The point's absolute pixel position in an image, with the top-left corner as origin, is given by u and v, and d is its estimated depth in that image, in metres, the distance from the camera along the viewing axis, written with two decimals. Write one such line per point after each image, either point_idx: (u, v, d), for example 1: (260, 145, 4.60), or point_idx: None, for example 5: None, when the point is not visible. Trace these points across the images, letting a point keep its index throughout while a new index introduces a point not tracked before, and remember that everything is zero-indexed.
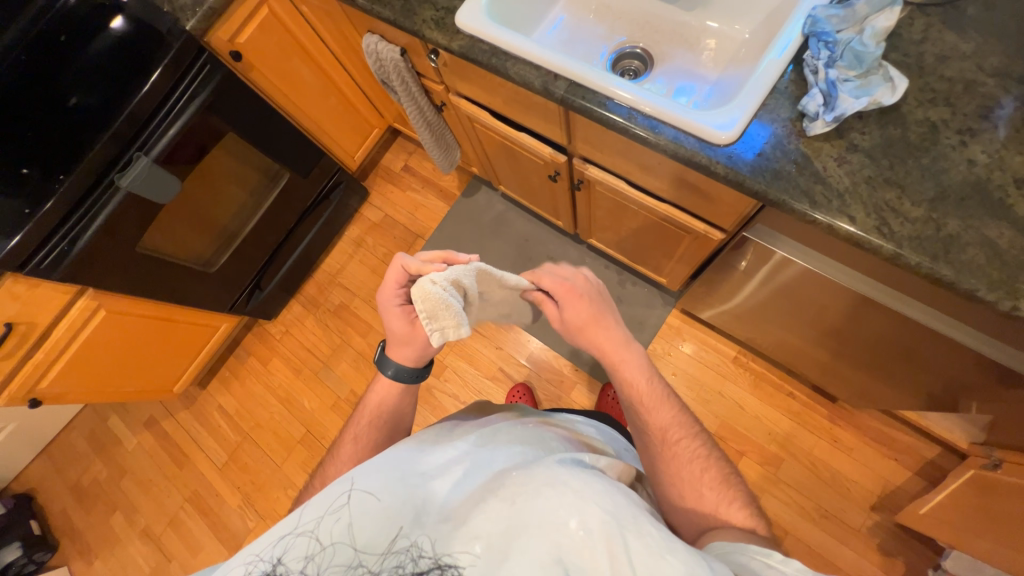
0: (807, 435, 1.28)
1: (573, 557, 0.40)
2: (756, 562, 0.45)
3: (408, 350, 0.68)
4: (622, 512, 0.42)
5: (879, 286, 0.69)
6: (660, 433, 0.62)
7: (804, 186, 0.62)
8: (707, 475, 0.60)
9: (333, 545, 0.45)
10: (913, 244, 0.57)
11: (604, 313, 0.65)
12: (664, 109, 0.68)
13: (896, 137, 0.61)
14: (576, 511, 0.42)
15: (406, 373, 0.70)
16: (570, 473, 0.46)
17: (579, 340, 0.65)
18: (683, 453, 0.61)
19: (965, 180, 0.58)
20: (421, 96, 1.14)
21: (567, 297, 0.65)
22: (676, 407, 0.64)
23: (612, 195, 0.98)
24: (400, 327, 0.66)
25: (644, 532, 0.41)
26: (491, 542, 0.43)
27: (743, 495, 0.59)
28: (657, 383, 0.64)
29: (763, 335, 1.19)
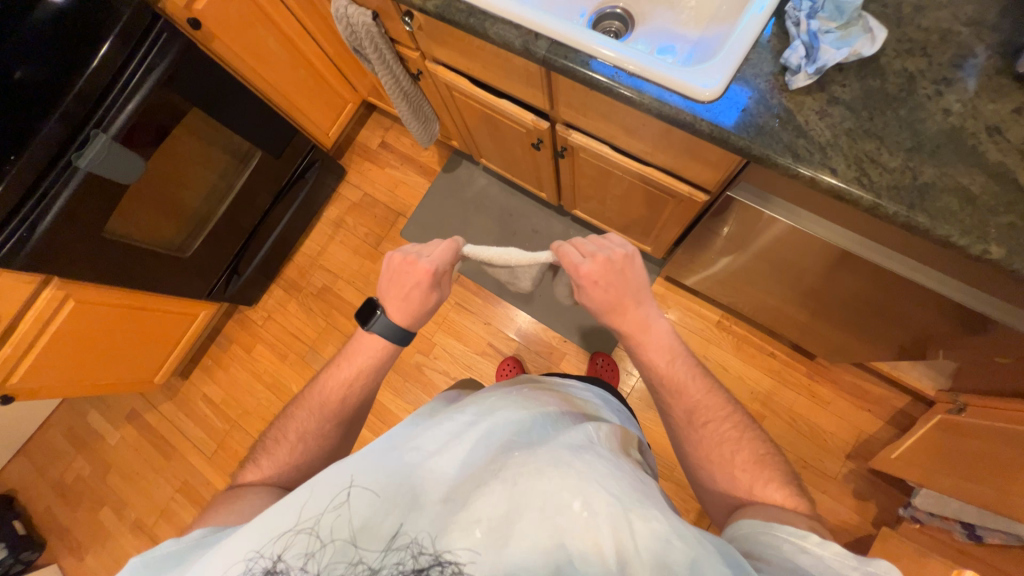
0: (787, 392, 1.33)
1: (577, 539, 0.41)
2: (790, 546, 0.47)
3: (410, 317, 0.67)
4: (626, 497, 0.44)
5: (860, 242, 0.71)
6: (687, 415, 0.64)
7: (787, 141, 0.62)
8: (740, 456, 0.60)
9: (334, 541, 0.43)
10: (892, 194, 0.58)
11: (631, 288, 0.65)
12: (648, 69, 0.67)
13: (875, 88, 0.62)
14: (579, 495, 0.43)
15: (394, 338, 0.66)
16: (574, 455, 0.48)
17: (605, 318, 0.66)
18: (711, 436, 0.62)
19: (941, 130, 0.59)
20: (396, 64, 1.09)
21: (585, 280, 0.64)
22: (704, 387, 0.65)
23: (597, 161, 0.98)
24: (417, 295, 0.66)
25: (649, 516, 0.43)
26: (491, 526, 0.42)
27: (780, 475, 0.58)
28: (681, 364, 0.65)
29: (745, 298, 1.23)
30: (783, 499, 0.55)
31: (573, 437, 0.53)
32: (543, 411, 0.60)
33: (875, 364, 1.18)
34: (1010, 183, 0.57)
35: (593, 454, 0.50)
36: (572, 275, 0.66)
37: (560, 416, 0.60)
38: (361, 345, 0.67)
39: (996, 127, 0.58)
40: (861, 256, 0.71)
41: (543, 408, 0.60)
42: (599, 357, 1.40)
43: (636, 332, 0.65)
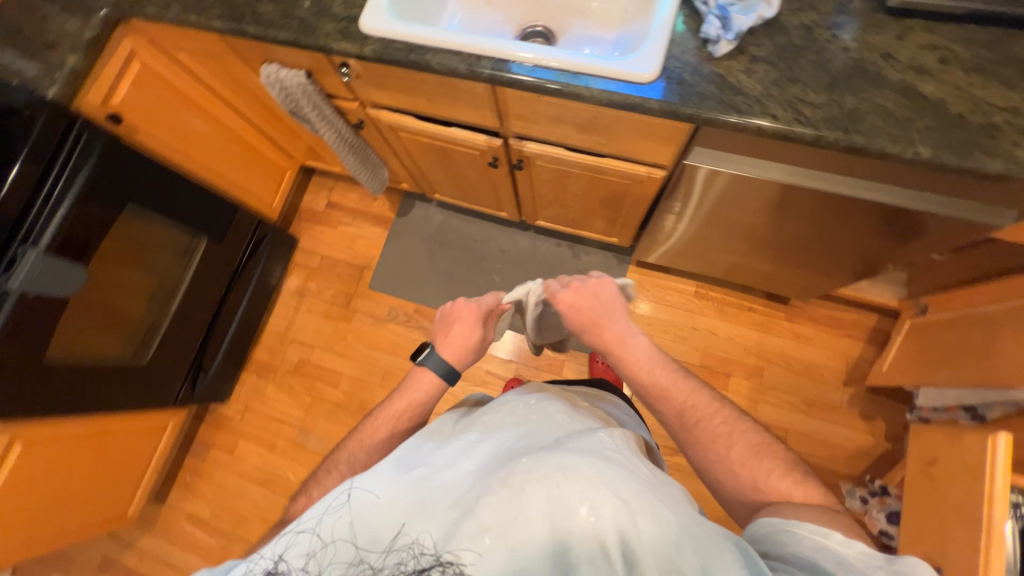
0: (775, 339, 1.41)
1: (581, 538, 0.46)
2: (811, 545, 0.49)
3: (457, 352, 0.71)
4: (632, 500, 0.48)
5: (812, 175, 0.77)
6: (679, 418, 0.65)
7: (727, 100, 0.69)
8: (735, 450, 0.61)
9: (334, 542, 0.49)
10: (827, 124, 0.66)
11: (606, 305, 0.71)
12: (587, 66, 0.73)
13: (783, 43, 0.71)
14: (585, 499, 0.47)
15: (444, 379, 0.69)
16: (582, 460, 0.51)
17: (590, 337, 0.71)
18: (704, 434, 0.62)
19: (846, 64, 0.69)
20: (336, 118, 1.10)
21: (561, 304, 0.72)
22: (686, 388, 0.66)
23: (554, 165, 1.02)
24: (465, 332, 0.72)
25: (658, 517, 0.47)
26: (497, 533, 0.46)
27: (783, 464, 0.59)
28: (664, 370, 0.67)
29: (714, 263, 1.30)
30: (792, 490, 0.56)
31: (580, 439, 0.56)
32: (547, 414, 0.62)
33: (841, 291, 1.28)
34: (915, 96, 0.66)
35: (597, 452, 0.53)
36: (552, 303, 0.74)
37: (567, 413, 0.62)
38: (413, 388, 0.69)
39: (889, 54, 0.68)
40: (819, 188, 0.77)
41: (556, 411, 0.64)
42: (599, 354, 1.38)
43: (611, 347, 0.70)
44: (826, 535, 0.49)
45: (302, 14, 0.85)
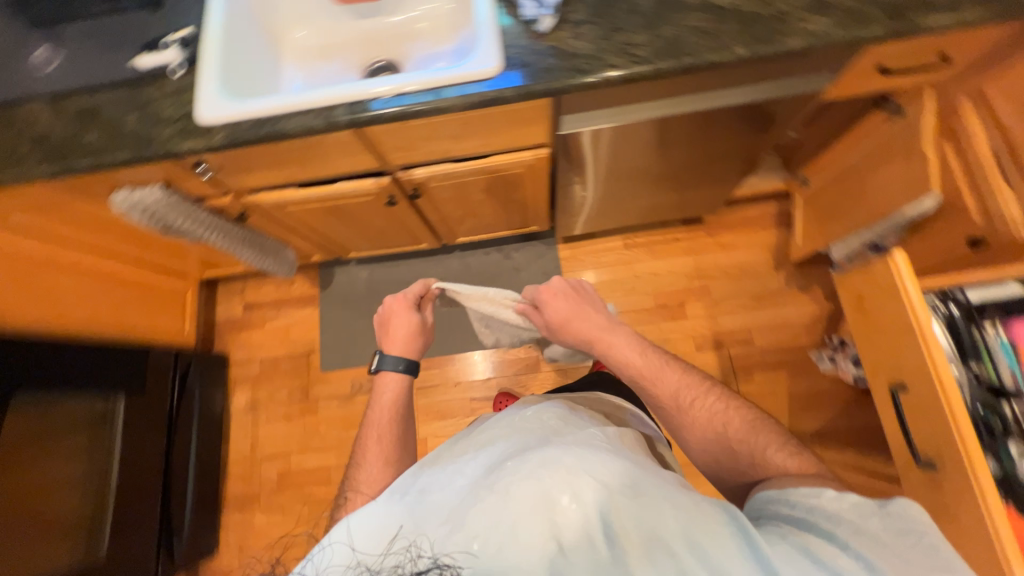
0: (706, 256, 1.52)
1: (569, 527, 0.48)
2: (802, 504, 0.52)
3: (404, 342, 0.83)
4: (613, 484, 0.51)
5: (669, 103, 0.85)
6: (674, 400, 0.72)
7: (570, 65, 0.74)
8: (731, 427, 0.68)
9: (333, 545, 0.51)
10: (659, 56, 0.73)
11: (585, 301, 0.84)
12: (436, 80, 0.75)
13: (595, 2, 0.78)
14: (567, 490, 0.50)
15: (398, 369, 0.81)
16: (565, 454, 0.54)
17: (569, 334, 0.83)
18: (699, 413, 0.70)
19: (651, 3, 0.76)
20: (216, 217, 1.05)
21: (546, 302, 0.85)
22: (678, 371, 0.75)
23: (448, 181, 1.04)
24: (403, 322, 0.84)
25: (643, 494, 0.50)
26: (488, 534, 0.48)
27: (779, 440, 0.66)
28: (652, 358, 0.76)
29: (628, 212, 1.38)
30: (789, 461, 0.62)
31: (560, 436, 0.60)
32: (533, 420, 0.64)
33: (739, 193, 1.41)
34: (715, 9, 0.75)
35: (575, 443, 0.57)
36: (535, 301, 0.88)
37: (544, 413, 0.66)
38: (382, 385, 0.81)
39: None
40: (679, 111, 0.85)
41: (543, 416, 0.65)
42: None
43: (600, 337, 0.80)
44: (817, 493, 0.52)
45: (132, 129, 0.80)
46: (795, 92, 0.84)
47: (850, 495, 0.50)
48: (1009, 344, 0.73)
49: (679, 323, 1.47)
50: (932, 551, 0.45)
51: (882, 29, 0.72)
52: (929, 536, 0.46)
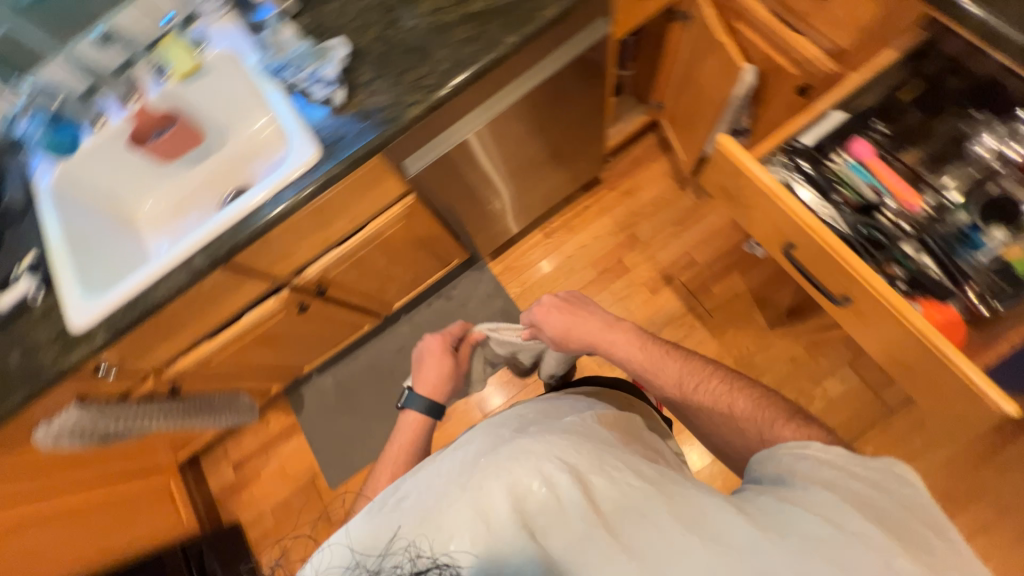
0: (619, 208, 1.57)
1: (543, 508, 0.53)
2: (788, 456, 0.59)
3: (433, 381, 1.04)
4: (578, 464, 0.56)
5: (486, 104, 0.91)
6: (678, 384, 0.79)
7: (377, 121, 0.78)
8: (736, 404, 0.73)
9: (340, 552, 0.56)
10: (449, 78, 0.78)
11: (584, 312, 0.95)
12: (274, 190, 0.78)
13: (375, 56, 0.82)
14: (540, 476, 0.55)
15: (422, 410, 0.98)
16: (536, 443, 0.59)
17: (572, 341, 0.94)
18: (705, 395, 0.76)
19: (423, 36, 0.82)
20: (152, 403, 1.05)
21: (543, 315, 0.96)
22: (680, 361, 0.82)
23: (344, 264, 1.06)
24: (435, 363, 1.06)
25: (606, 471, 0.56)
26: (473, 523, 0.52)
27: (783, 414, 0.69)
28: (655, 349, 0.85)
29: (528, 207, 1.43)
30: (795, 433, 0.65)
31: (533, 429, 0.64)
32: (506, 420, 0.70)
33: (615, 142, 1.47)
34: (477, 16, 0.81)
35: (546, 434, 0.62)
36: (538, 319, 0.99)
37: (519, 416, 0.71)
38: (407, 419, 0.98)
39: (438, 7, 0.83)
40: (499, 105, 0.91)
41: (516, 416, 0.72)
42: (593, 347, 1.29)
43: (604, 338, 0.90)
44: (806, 445, 0.59)
45: (14, 368, 0.80)
46: (586, 44, 0.90)
47: (836, 448, 0.58)
48: (858, 164, 0.73)
49: (625, 278, 1.51)
50: (910, 499, 0.52)
51: None
52: (909, 484, 0.53)
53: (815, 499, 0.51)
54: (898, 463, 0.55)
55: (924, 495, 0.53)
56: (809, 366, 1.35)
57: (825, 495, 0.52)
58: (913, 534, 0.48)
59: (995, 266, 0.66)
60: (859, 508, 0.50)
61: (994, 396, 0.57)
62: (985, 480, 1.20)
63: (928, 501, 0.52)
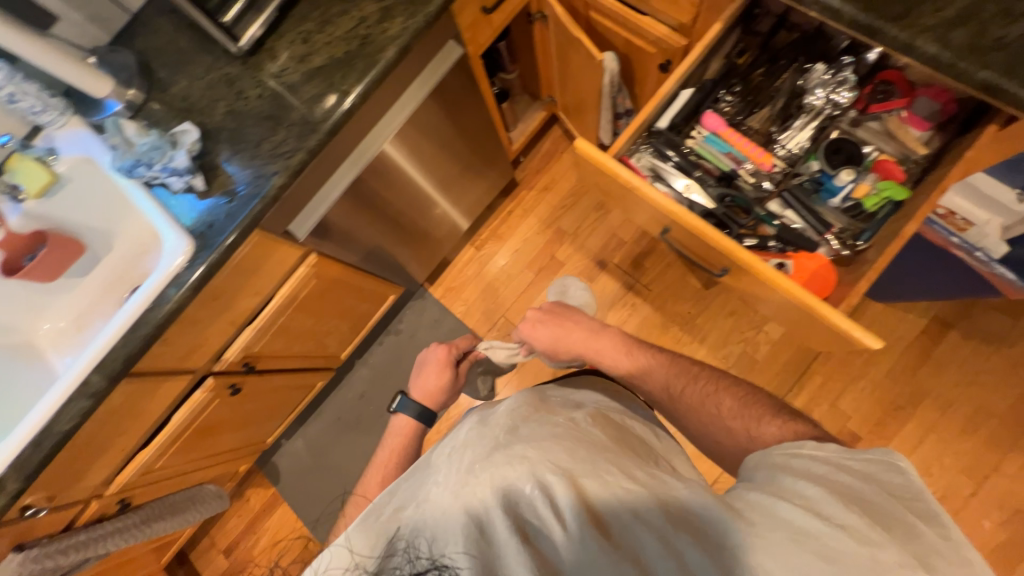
0: (541, 205, 1.58)
1: (536, 514, 0.51)
2: (783, 457, 0.56)
3: (430, 393, 0.99)
4: (570, 467, 0.56)
5: (361, 148, 0.88)
6: (665, 388, 0.79)
7: (243, 200, 0.77)
8: (723, 405, 0.73)
9: (339, 552, 0.54)
10: (304, 140, 0.77)
11: (569, 319, 0.93)
12: (156, 290, 0.76)
13: (228, 133, 0.80)
14: (533, 481, 0.54)
15: (415, 416, 0.95)
16: (528, 449, 0.59)
17: (561, 355, 0.93)
18: (692, 397, 0.76)
19: (271, 102, 0.80)
20: (101, 524, 1.02)
21: (531, 329, 0.95)
22: (665, 363, 0.82)
23: (266, 337, 1.04)
24: (433, 375, 1.00)
25: (598, 475, 0.56)
26: (469, 523, 0.51)
27: (768, 411, 0.70)
28: (640, 353, 0.85)
29: (449, 227, 1.42)
30: (779, 431, 0.66)
31: (526, 430, 0.64)
32: (494, 418, 0.69)
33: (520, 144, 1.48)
34: (318, 73, 0.79)
35: (540, 439, 0.61)
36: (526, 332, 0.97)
37: (511, 411, 0.69)
38: (398, 424, 0.95)
39: (282, 69, 0.81)
40: (374, 147, 0.89)
41: (506, 411, 0.69)
42: None
43: (590, 346, 0.89)
44: (800, 445, 0.56)
45: None
46: (440, 73, 0.89)
47: (832, 444, 0.55)
48: (712, 136, 0.76)
49: (562, 272, 1.52)
50: (905, 491, 0.49)
51: None
52: (905, 478, 0.49)
53: (807, 493, 0.49)
54: (900, 458, 0.51)
55: (921, 487, 0.49)
56: (749, 315, 1.39)
57: (817, 490, 0.48)
58: (907, 529, 0.45)
59: (847, 206, 0.71)
60: (851, 501, 0.47)
61: (858, 335, 0.61)
62: (924, 382, 1.27)
63: (927, 494, 0.48)
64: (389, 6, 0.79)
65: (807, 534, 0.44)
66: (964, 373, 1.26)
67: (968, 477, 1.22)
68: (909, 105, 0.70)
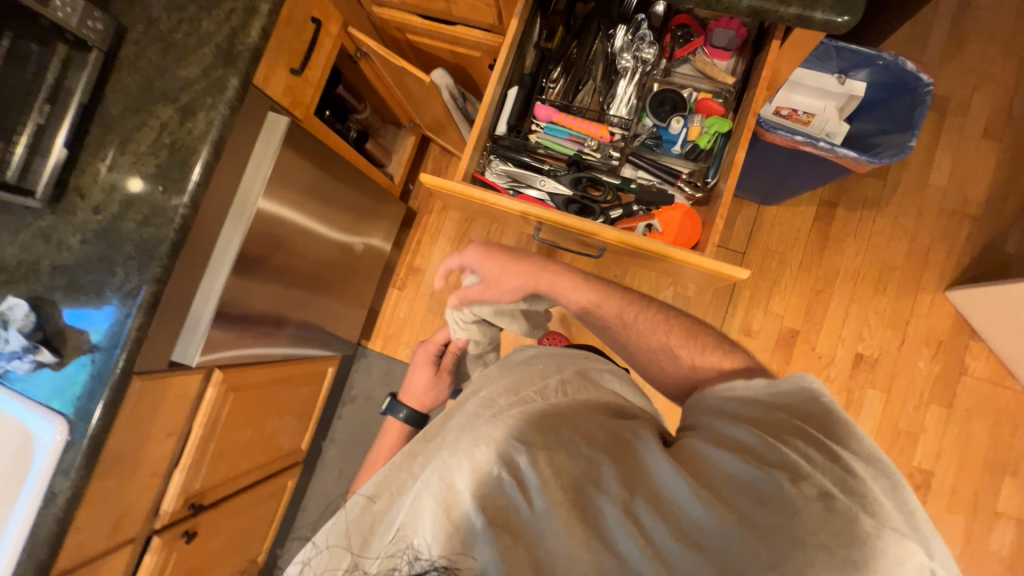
0: (446, 225, 1.57)
1: (514, 501, 0.46)
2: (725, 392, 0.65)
3: (418, 396, 1.09)
4: (542, 443, 0.52)
5: (217, 248, 0.82)
6: (617, 317, 0.80)
7: (106, 354, 0.71)
8: (675, 334, 0.77)
9: None
10: (148, 271, 0.72)
11: (515, 253, 0.83)
12: (44, 483, 0.69)
13: (63, 290, 0.73)
14: (506, 463, 0.48)
15: (404, 419, 1.08)
16: (497, 430, 0.53)
17: (506, 289, 0.83)
18: (643, 326, 0.79)
19: (99, 242, 0.74)
20: None
21: (477, 257, 0.84)
22: (616, 294, 0.82)
23: (202, 471, 0.97)
24: (418, 378, 1.10)
25: (571, 448, 0.53)
26: (443, 512, 0.44)
27: (712, 343, 0.76)
28: (593, 282, 0.82)
29: (361, 281, 1.38)
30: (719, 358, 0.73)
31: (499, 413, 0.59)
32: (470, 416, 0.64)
33: (401, 175, 1.46)
34: (137, 198, 0.73)
35: (508, 418, 0.56)
36: (469, 260, 0.85)
37: (484, 404, 0.67)
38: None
39: (97, 205, 0.74)
40: (231, 241, 0.82)
41: (482, 407, 0.66)
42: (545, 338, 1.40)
43: (538, 271, 0.82)
44: (733, 386, 0.65)
45: None
46: (275, 150, 0.83)
47: (758, 380, 0.64)
48: (551, 125, 0.78)
49: None
50: (812, 417, 0.56)
51: (237, 77, 0.73)
52: (822, 404, 0.57)
53: (742, 436, 0.56)
54: (816, 385, 0.59)
55: (840, 413, 0.56)
56: None
57: (751, 436, 0.55)
58: (832, 457, 0.51)
59: (688, 149, 0.74)
60: (782, 442, 0.54)
61: (728, 269, 0.64)
62: (832, 262, 1.37)
63: (850, 420, 0.55)
64: (186, 103, 0.74)
65: (733, 477, 0.52)
66: (860, 241, 1.37)
67: (894, 329, 1.34)
68: (708, 40, 0.75)
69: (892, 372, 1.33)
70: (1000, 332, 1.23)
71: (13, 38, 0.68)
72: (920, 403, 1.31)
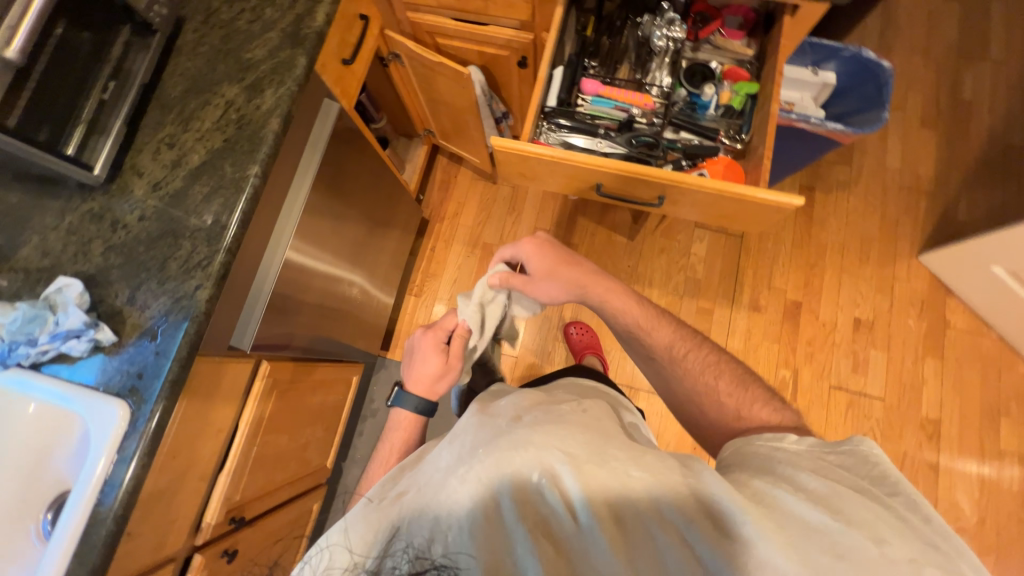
0: (459, 231, 1.59)
1: (554, 516, 0.42)
2: (764, 444, 0.52)
3: (431, 384, 0.76)
4: (586, 452, 0.46)
5: (277, 224, 0.81)
6: (669, 351, 0.71)
7: (171, 331, 0.66)
8: (722, 380, 0.68)
9: (329, 547, 0.45)
10: (216, 243, 0.70)
11: (567, 252, 0.77)
12: (102, 475, 0.62)
13: (118, 270, 0.69)
14: (544, 476, 0.44)
15: (415, 410, 0.74)
16: (532, 432, 0.48)
17: (551, 288, 0.76)
18: (692, 364, 0.69)
19: (158, 220, 0.71)
20: None
21: (536, 245, 0.77)
22: (670, 323, 0.73)
23: (244, 479, 0.89)
24: (424, 365, 0.77)
25: (617, 451, 0.47)
26: (476, 525, 0.41)
27: (762, 397, 0.65)
28: (648, 308, 0.74)
29: (383, 285, 1.36)
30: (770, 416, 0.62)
31: (531, 415, 0.52)
32: (489, 410, 0.56)
33: (417, 182, 1.50)
34: (202, 173, 0.73)
35: (543, 421, 0.50)
36: (524, 245, 0.78)
37: (511, 401, 0.57)
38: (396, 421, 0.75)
39: (156, 182, 0.73)
40: (292, 215, 0.82)
41: (505, 402, 0.57)
42: (569, 329, 1.42)
43: (594, 284, 0.75)
44: (780, 437, 0.52)
45: None
46: (327, 132, 0.86)
47: (809, 439, 0.52)
48: (597, 98, 0.86)
49: None
50: (878, 480, 0.45)
51: (304, 56, 0.77)
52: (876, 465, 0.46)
53: (814, 489, 0.43)
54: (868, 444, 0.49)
55: (898, 478, 0.45)
56: (676, 246, 1.54)
57: (835, 498, 0.42)
58: (913, 525, 0.40)
59: (722, 112, 0.85)
60: (869, 506, 0.41)
61: (784, 199, 0.71)
62: (819, 239, 1.52)
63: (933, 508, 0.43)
64: (252, 82, 0.76)
65: (812, 529, 0.39)
66: (840, 219, 1.53)
67: (883, 293, 1.47)
68: (723, 24, 0.87)
69: (888, 332, 1.45)
70: (972, 285, 1.38)
71: (66, 27, 0.63)
72: (917, 358, 1.43)
